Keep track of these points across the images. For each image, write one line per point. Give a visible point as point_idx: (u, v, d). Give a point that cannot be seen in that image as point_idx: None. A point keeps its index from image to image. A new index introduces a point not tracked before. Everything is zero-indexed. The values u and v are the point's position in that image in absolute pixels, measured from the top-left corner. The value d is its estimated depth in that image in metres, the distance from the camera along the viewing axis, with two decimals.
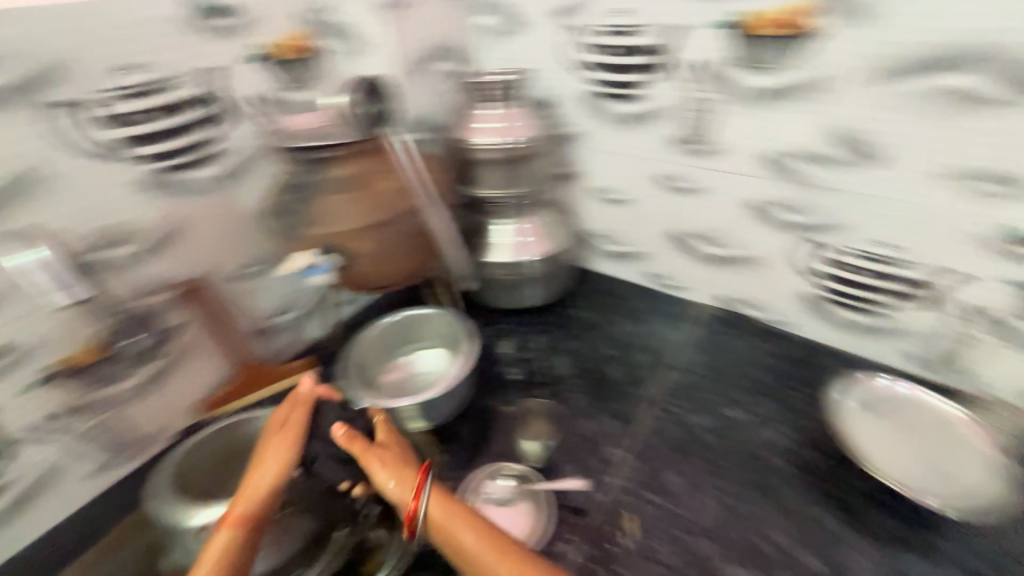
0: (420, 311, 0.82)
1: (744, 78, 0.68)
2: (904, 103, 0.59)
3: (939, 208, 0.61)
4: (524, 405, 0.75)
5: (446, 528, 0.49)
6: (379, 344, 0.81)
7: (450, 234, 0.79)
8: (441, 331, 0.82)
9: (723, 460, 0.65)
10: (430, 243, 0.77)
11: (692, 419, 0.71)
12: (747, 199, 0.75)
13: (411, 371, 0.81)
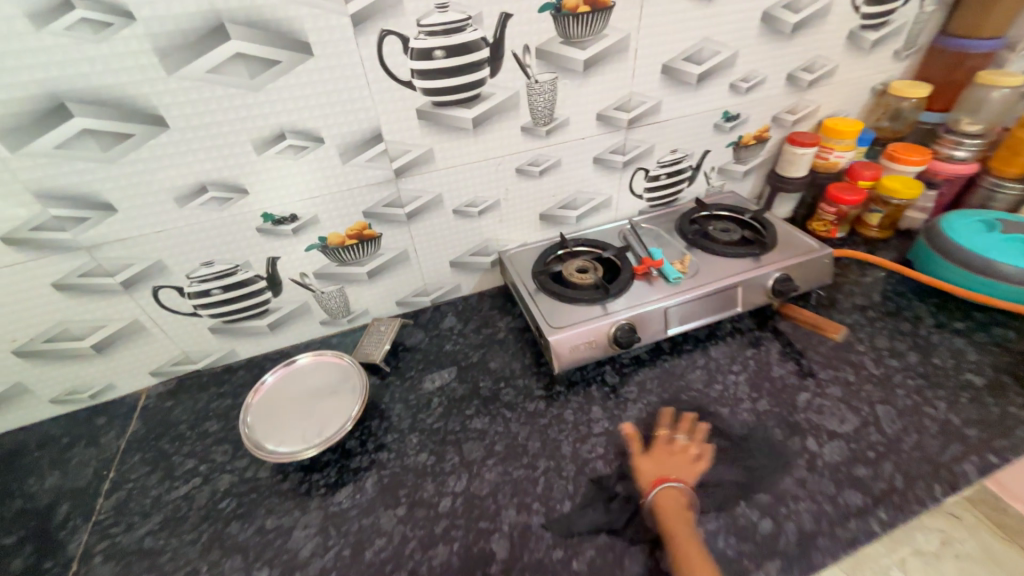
0: (294, 374, 0.75)
1: (437, 241, 0.85)
2: (621, 49, 0.74)
3: (701, 117, 0.90)
4: (453, 431, 0.71)
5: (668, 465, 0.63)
6: (286, 395, 0.72)
7: (317, 375, 0.75)
8: (301, 385, 0.74)
9: (550, 413, 0.72)
10: (357, 379, 0.74)
11: (586, 378, 0.78)
12: (594, 155, 0.86)
13: (326, 415, 0.69)
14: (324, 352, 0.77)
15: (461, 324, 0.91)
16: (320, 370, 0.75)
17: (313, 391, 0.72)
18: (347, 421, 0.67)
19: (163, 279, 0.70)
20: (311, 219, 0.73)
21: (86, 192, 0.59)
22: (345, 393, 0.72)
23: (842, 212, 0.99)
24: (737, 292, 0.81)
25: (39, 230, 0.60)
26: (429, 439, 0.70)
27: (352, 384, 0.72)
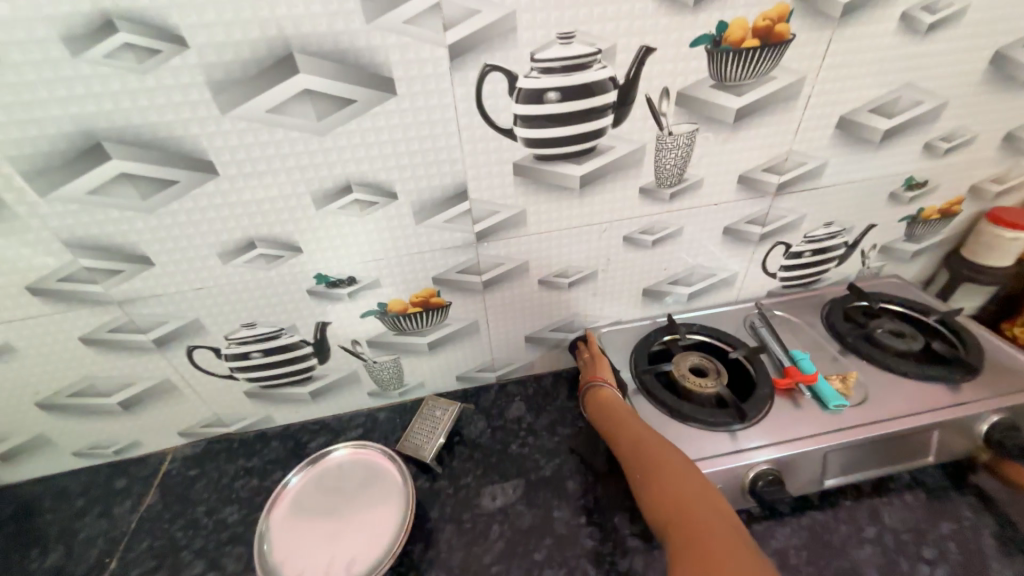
0: (329, 473, 0.62)
1: (517, 313, 0.70)
2: (788, 96, 0.56)
3: (874, 184, 0.68)
4: None
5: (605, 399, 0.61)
6: (317, 503, 0.59)
7: (355, 476, 0.61)
8: (335, 487, 0.60)
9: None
10: (400, 486, 0.59)
11: None
12: (724, 224, 0.67)
13: (363, 540, 0.54)
14: (364, 445, 0.64)
15: (531, 414, 0.74)
16: (357, 469, 0.62)
17: (348, 500, 0.58)
18: (385, 554, 0.52)
19: (199, 339, 0.60)
20: (371, 282, 0.60)
21: (122, 243, 0.50)
22: (385, 506, 0.57)
23: None
24: (928, 435, 0.58)
25: (68, 281, 0.51)
26: None
27: (395, 497, 0.58)
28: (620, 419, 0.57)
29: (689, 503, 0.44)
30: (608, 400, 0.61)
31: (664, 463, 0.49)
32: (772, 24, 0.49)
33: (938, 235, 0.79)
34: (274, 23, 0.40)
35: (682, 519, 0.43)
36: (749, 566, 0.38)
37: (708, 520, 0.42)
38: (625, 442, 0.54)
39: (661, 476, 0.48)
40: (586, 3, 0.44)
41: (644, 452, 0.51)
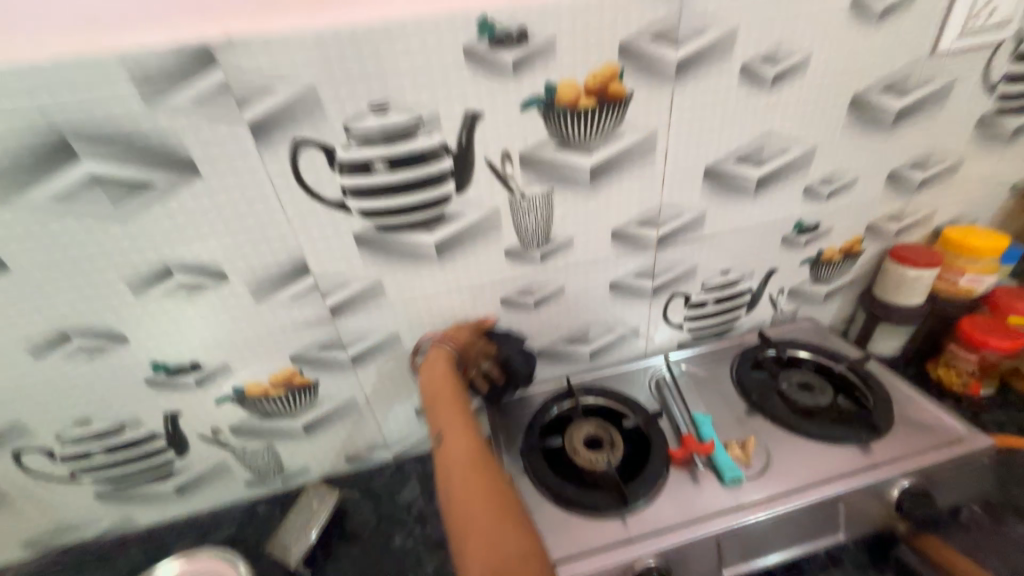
0: None
1: (399, 386, 0.65)
2: (644, 151, 0.54)
3: (763, 230, 0.66)
4: None
5: (438, 396, 0.52)
6: None
7: None
8: None
9: None
10: None
11: None
12: (611, 279, 0.64)
13: None
14: (212, 562, 0.57)
15: (424, 497, 0.67)
16: None
17: None
18: None
19: (24, 442, 0.54)
20: (220, 366, 0.55)
21: None
22: None
23: (988, 360, 0.69)
24: (838, 509, 0.52)
25: None
26: None
27: None
28: (444, 389, 0.52)
29: (497, 506, 0.41)
30: (441, 360, 0.55)
31: (473, 460, 0.45)
32: (606, 83, 0.48)
33: (847, 275, 0.77)
34: (38, 113, 0.37)
35: (470, 510, 0.41)
36: (509, 547, 0.37)
37: (506, 532, 0.39)
38: (445, 421, 0.50)
39: (468, 468, 0.44)
40: (393, 75, 0.43)
41: (456, 442, 0.47)
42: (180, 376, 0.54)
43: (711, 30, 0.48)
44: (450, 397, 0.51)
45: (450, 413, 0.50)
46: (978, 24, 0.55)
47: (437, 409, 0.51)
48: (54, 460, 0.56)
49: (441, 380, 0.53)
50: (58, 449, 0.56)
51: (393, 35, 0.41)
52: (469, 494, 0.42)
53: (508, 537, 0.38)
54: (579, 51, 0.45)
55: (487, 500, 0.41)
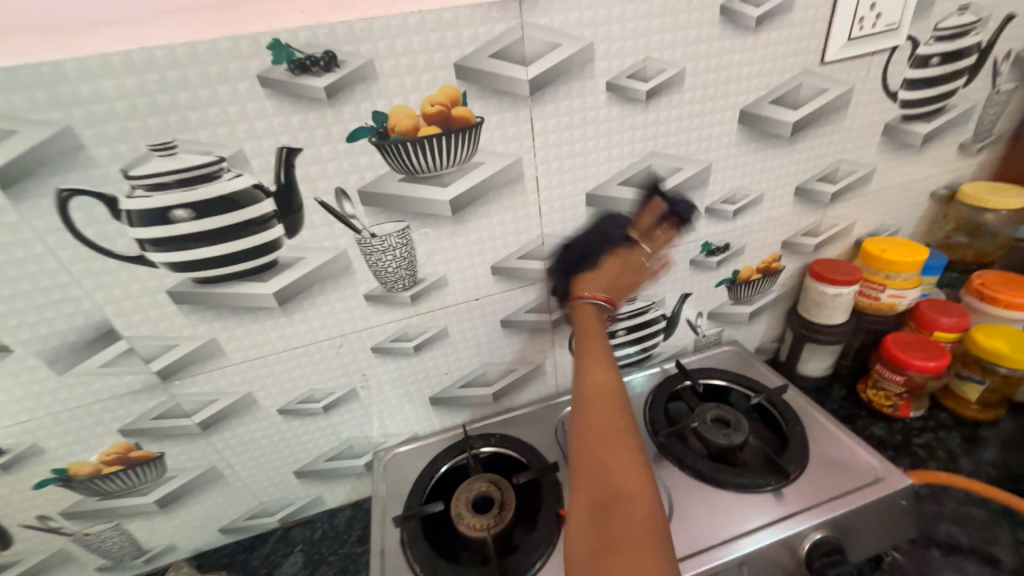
0: None
1: (269, 450, 0.57)
2: (509, 180, 0.48)
3: (667, 253, 0.61)
4: None
5: (591, 334, 0.47)
6: None
7: None
8: None
9: None
10: None
11: None
12: (501, 316, 0.58)
13: None
14: None
15: (305, 572, 0.59)
16: None
17: None
18: None
19: None
20: (29, 449, 0.47)
21: None
22: None
23: (915, 381, 0.63)
24: (740, 572, 0.46)
25: None
26: None
27: None
28: (595, 337, 0.47)
29: (614, 441, 0.37)
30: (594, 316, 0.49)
31: (612, 393, 0.42)
32: (447, 109, 0.42)
33: (768, 294, 0.72)
34: None
35: (601, 442, 0.37)
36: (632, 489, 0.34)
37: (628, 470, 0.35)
38: (597, 347, 0.46)
39: (597, 399, 0.41)
40: (174, 109, 0.36)
41: (597, 369, 0.44)
42: None
43: (563, 46, 0.43)
44: (593, 332, 0.47)
45: (607, 349, 0.46)
46: (864, 29, 0.51)
47: (588, 341, 0.47)
48: None
49: (593, 327, 0.48)
50: None
51: (160, 64, 0.34)
52: (613, 453, 0.36)
53: (634, 484, 0.34)
54: (406, 75, 0.40)
55: (629, 465, 0.36)
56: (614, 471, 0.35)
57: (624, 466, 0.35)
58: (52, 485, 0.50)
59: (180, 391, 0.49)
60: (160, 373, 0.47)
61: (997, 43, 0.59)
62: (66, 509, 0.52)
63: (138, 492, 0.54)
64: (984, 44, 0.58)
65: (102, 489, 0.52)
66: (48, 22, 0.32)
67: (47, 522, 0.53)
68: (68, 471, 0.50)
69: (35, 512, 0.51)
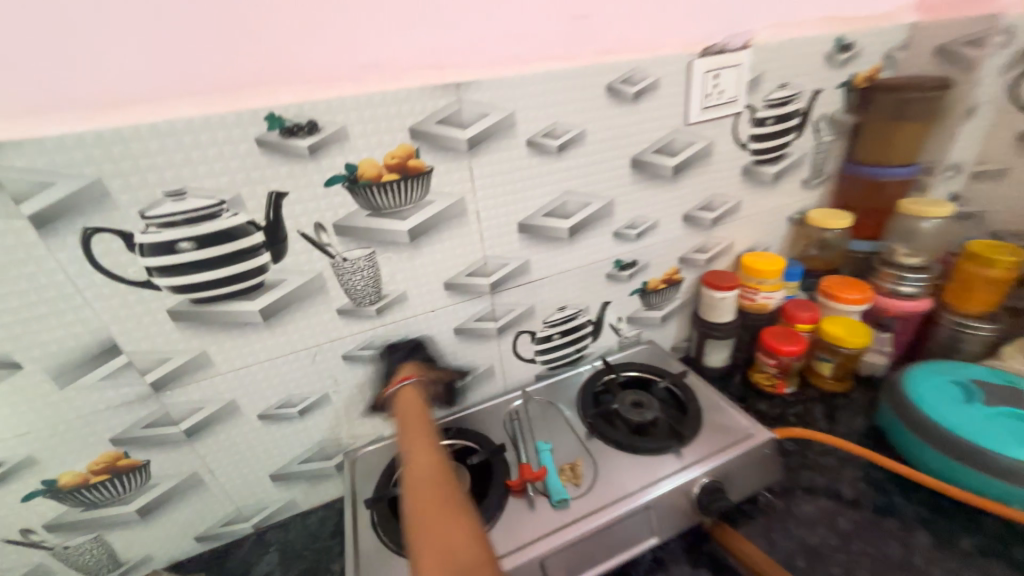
0: None
1: (248, 454, 0.64)
2: (455, 213, 0.61)
3: (587, 269, 0.75)
4: None
5: (409, 419, 0.56)
6: None
7: None
8: None
9: None
10: None
11: None
12: (453, 325, 0.69)
13: None
14: None
15: (282, 567, 0.65)
16: None
17: None
18: None
19: None
20: (22, 461, 0.52)
21: None
22: None
23: (784, 363, 0.81)
24: (647, 514, 0.58)
25: None
26: None
27: None
28: (413, 417, 0.57)
29: (443, 512, 0.41)
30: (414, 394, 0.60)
31: (438, 472, 0.46)
32: (404, 160, 0.55)
33: (674, 300, 0.89)
34: None
35: (425, 513, 0.41)
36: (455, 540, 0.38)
37: (450, 527, 0.39)
38: (412, 440, 0.52)
39: (427, 483, 0.45)
40: (187, 164, 0.46)
41: (421, 457, 0.49)
42: None
43: (491, 115, 0.57)
44: (416, 426, 0.54)
45: (429, 437, 0.53)
46: (713, 101, 0.70)
47: (405, 432, 0.54)
48: None
49: (416, 422, 0.55)
50: None
51: (178, 131, 0.45)
52: (431, 518, 0.40)
53: (454, 536, 0.38)
54: (371, 137, 0.52)
55: (451, 526, 0.39)
56: (450, 540, 0.38)
57: (457, 536, 0.38)
58: (39, 497, 0.54)
59: (170, 400, 0.56)
60: (155, 384, 0.54)
61: (814, 109, 0.81)
62: (48, 523, 0.56)
63: (121, 501, 0.59)
64: (804, 110, 0.80)
65: (87, 499, 0.57)
66: (93, 100, 0.42)
67: (29, 537, 0.56)
68: (57, 482, 0.54)
69: (19, 525, 0.55)
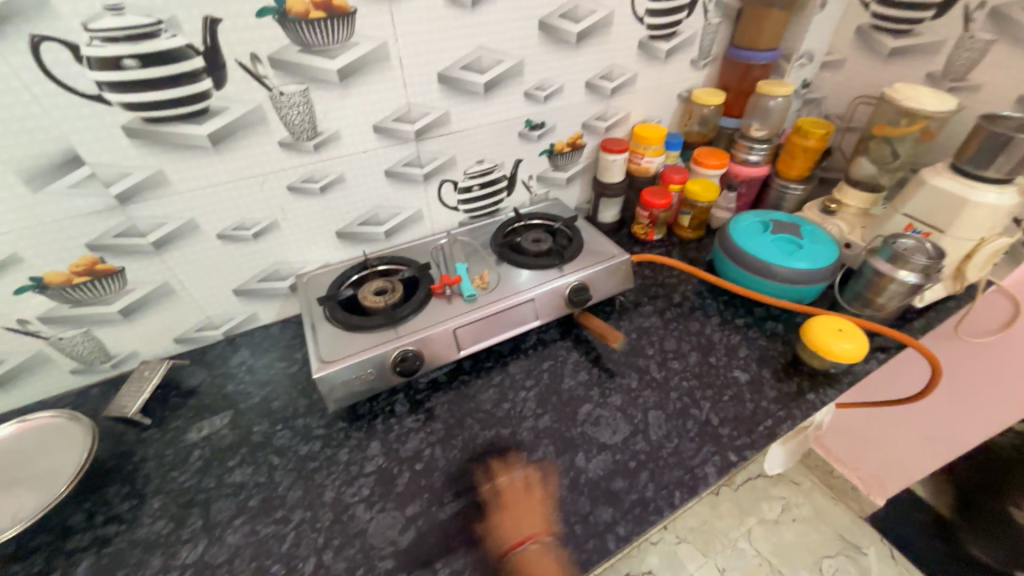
0: None
1: (212, 271, 0.76)
2: (378, 58, 0.70)
3: (500, 125, 0.88)
4: (194, 482, 0.64)
5: None
6: None
7: (11, 447, 0.65)
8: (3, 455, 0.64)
9: (313, 457, 0.67)
10: (30, 459, 0.63)
11: (374, 410, 0.73)
12: (383, 168, 0.81)
13: None
14: (25, 419, 0.67)
15: (254, 356, 0.83)
16: (10, 441, 0.65)
17: (18, 467, 0.62)
18: (43, 500, 0.59)
19: None
20: (10, 257, 0.62)
21: None
22: (27, 469, 0.62)
23: (654, 215, 1.03)
24: (534, 304, 0.81)
25: None
26: (171, 493, 0.63)
27: (52, 454, 0.64)
28: None
29: None
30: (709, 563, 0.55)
31: None
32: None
33: (577, 163, 1.05)
34: None
35: None
36: None
37: None
38: None
39: None
40: None
41: None
42: None
43: None
44: None
45: None
46: None
47: None
48: None
49: None
50: None
51: None
52: None
53: None
54: None
55: None
56: None
57: None
58: (35, 289, 0.65)
59: (134, 212, 0.66)
60: (119, 195, 0.63)
61: None
62: (43, 314, 0.68)
63: (102, 300, 0.71)
64: None
65: (74, 295, 0.68)
66: None
67: (28, 326, 0.68)
68: (44, 278, 0.65)
69: (9, 310, 0.65)
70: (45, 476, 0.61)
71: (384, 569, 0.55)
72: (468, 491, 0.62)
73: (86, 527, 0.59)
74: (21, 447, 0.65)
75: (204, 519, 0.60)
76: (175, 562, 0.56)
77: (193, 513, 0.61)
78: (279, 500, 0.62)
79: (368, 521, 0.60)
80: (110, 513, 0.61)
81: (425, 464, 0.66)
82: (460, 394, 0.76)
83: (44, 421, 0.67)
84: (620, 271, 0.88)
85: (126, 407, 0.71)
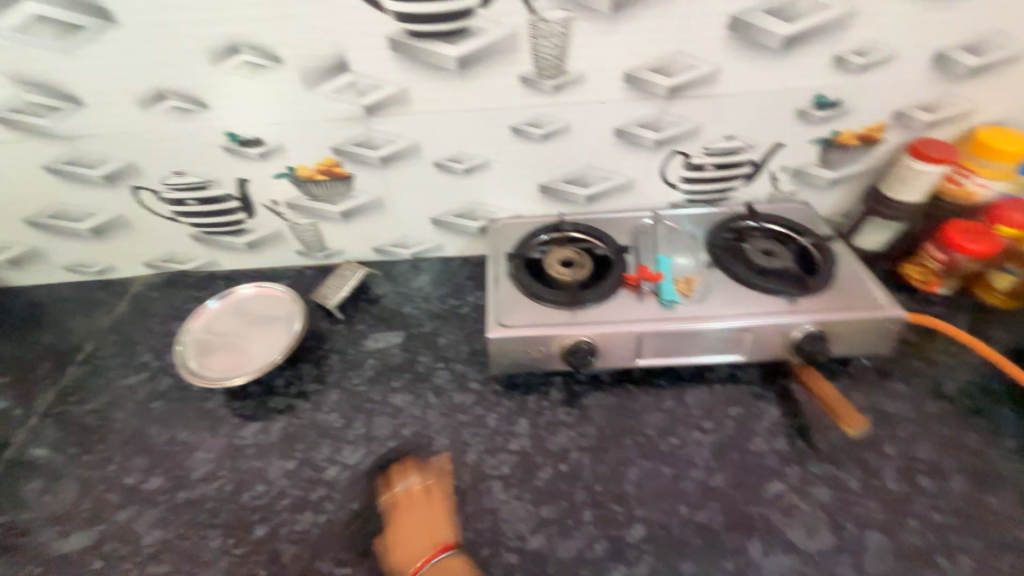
0: (238, 289, 0.79)
1: (419, 197, 0.77)
2: None
3: (776, 96, 0.68)
4: (365, 389, 0.70)
5: None
6: (226, 322, 0.76)
7: (252, 305, 0.78)
8: (246, 310, 0.77)
9: (465, 411, 0.66)
10: (262, 321, 0.75)
11: (530, 386, 0.69)
12: (615, 125, 0.69)
13: (232, 351, 0.72)
14: (264, 285, 0.79)
15: (431, 285, 0.85)
16: (252, 300, 0.78)
17: (253, 325, 0.75)
18: (263, 362, 0.69)
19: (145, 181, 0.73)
20: (279, 146, 0.69)
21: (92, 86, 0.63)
22: (259, 329, 0.74)
23: (955, 262, 0.72)
24: (744, 335, 0.64)
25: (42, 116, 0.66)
26: (346, 391, 0.70)
27: (276, 323, 0.74)
28: None
29: None
30: None
31: None
32: None
33: (858, 163, 0.77)
34: None
35: None
36: None
37: None
38: None
39: None
40: None
41: None
42: (257, 144, 0.69)
43: None
44: None
45: None
46: None
47: None
48: (163, 199, 0.75)
49: None
50: (168, 192, 0.74)
51: None
52: None
53: None
54: None
55: None
56: None
57: None
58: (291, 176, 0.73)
59: (375, 125, 0.67)
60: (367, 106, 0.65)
61: None
62: (290, 201, 0.77)
63: (331, 200, 0.77)
64: None
65: (314, 190, 0.75)
66: None
67: (277, 208, 0.78)
68: (297, 170, 0.72)
69: (269, 191, 0.75)
70: (268, 341, 0.72)
71: (507, 562, 0.53)
72: (608, 521, 0.55)
73: (283, 395, 0.69)
74: (256, 308, 0.77)
75: (366, 428, 0.65)
76: (338, 457, 0.62)
77: (360, 418, 0.66)
78: (429, 440, 0.64)
79: (502, 502, 0.57)
80: (301, 390, 0.70)
81: (569, 467, 0.60)
82: (622, 405, 0.66)
83: (274, 292, 0.79)
84: (879, 327, 0.64)
85: (330, 297, 0.79)
